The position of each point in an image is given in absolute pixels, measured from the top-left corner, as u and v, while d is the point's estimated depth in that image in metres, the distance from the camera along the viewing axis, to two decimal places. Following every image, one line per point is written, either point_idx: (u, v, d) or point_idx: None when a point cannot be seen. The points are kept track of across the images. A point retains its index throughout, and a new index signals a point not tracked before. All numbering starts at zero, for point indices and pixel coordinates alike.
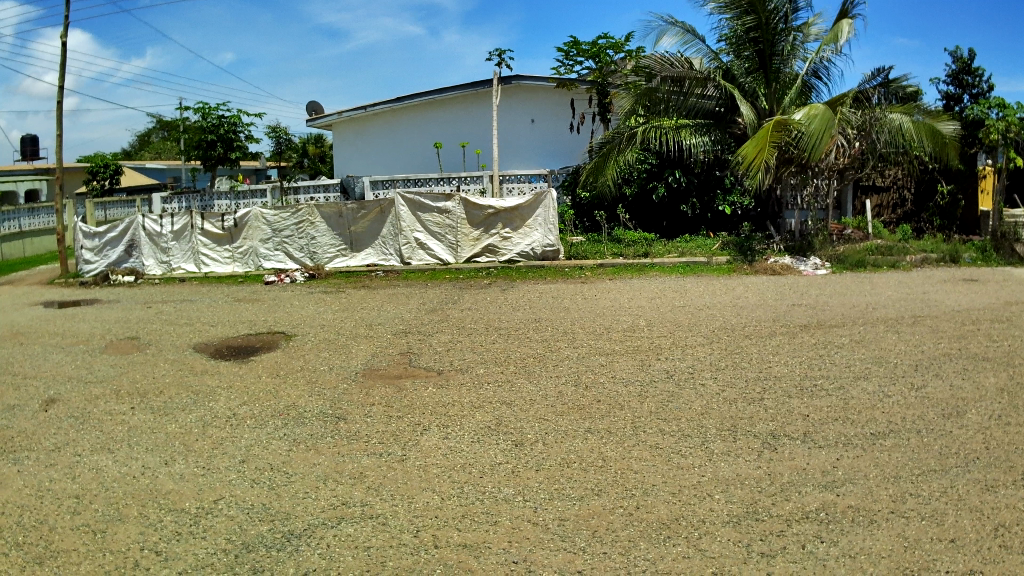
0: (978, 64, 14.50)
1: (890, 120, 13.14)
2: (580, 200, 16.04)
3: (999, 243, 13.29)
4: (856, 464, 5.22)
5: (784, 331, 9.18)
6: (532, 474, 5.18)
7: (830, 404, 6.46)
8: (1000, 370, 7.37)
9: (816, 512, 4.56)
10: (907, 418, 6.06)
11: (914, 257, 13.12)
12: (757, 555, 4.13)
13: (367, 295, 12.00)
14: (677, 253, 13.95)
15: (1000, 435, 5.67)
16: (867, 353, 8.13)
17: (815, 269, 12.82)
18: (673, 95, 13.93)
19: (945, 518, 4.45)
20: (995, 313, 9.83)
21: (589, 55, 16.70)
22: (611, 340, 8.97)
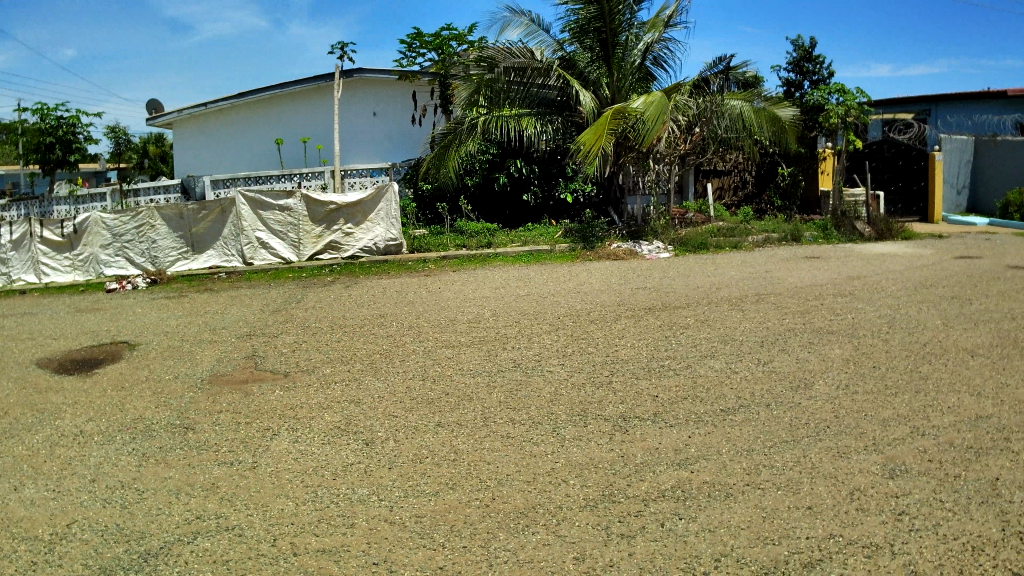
0: (819, 52, 15.03)
1: (731, 106, 13.43)
2: (421, 192, 15.73)
3: (840, 222, 13.85)
4: (708, 439, 5.32)
5: (628, 314, 9.31)
6: (386, 472, 5.08)
7: (678, 381, 6.61)
8: (842, 342, 7.62)
9: (672, 489, 4.62)
10: (756, 392, 6.23)
11: (756, 238, 13.55)
12: (616, 537, 4.15)
13: (210, 299, 11.61)
14: (505, 244, 13.95)
15: (855, 403, 5.88)
16: (713, 331, 8.31)
17: (657, 253, 13.09)
18: (514, 85, 14.03)
19: (803, 487, 4.58)
20: (833, 288, 10.24)
21: (430, 47, 16.46)
22: (458, 331, 8.93)
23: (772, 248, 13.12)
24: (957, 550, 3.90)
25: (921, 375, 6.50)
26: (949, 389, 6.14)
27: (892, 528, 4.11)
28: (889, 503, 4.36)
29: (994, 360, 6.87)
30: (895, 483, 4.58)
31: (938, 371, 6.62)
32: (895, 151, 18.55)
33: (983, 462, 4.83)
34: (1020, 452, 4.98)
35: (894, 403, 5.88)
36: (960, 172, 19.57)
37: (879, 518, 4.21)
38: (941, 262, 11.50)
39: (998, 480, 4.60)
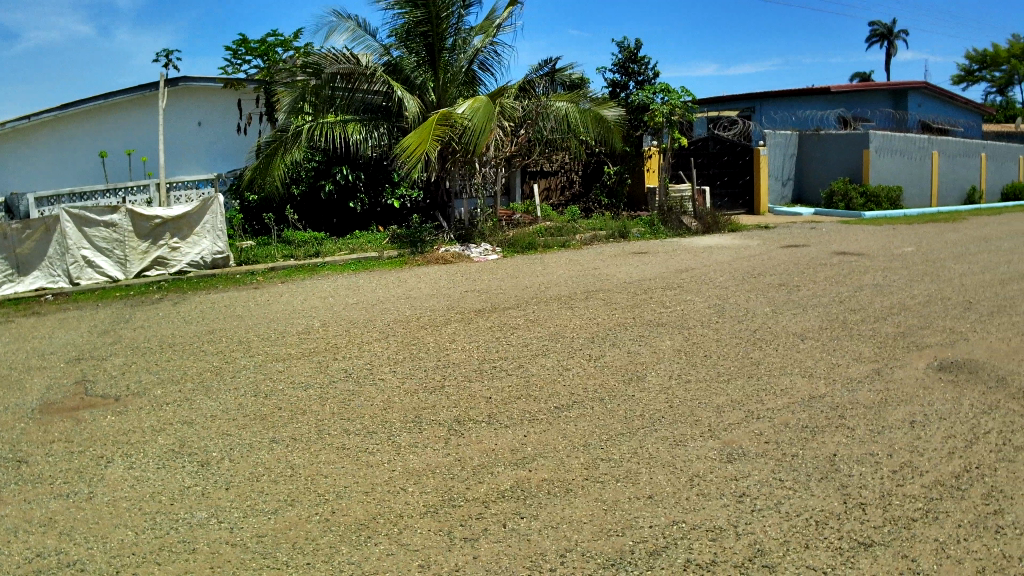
0: (644, 53, 15.45)
1: (556, 108, 13.66)
2: (247, 204, 15.38)
3: (667, 217, 14.33)
4: (543, 437, 5.40)
5: (458, 318, 9.38)
6: (223, 493, 4.83)
7: (511, 381, 6.70)
8: (673, 335, 7.85)
9: (511, 490, 4.63)
10: (589, 387, 6.38)
11: (584, 236, 13.83)
12: (460, 541, 4.10)
13: (38, 323, 11.00)
14: (334, 253, 13.79)
15: (693, 391, 6.11)
16: (543, 330, 8.46)
17: (484, 254, 13.22)
18: (339, 90, 13.88)
19: (647, 477, 4.69)
20: (663, 281, 10.57)
21: (256, 53, 16.14)
22: (288, 343, 8.78)
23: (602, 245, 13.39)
24: (800, 526, 4.06)
25: (751, 360, 6.81)
26: (782, 372, 6.43)
27: (736, 511, 4.23)
28: (732, 488, 4.50)
29: (819, 342, 7.23)
30: (737, 467, 4.76)
31: (770, 355, 6.93)
32: (721, 147, 19.35)
33: (820, 440, 5.08)
34: (854, 427, 5.27)
35: (730, 389, 6.11)
36: (784, 164, 20.29)
37: (721, 501, 4.35)
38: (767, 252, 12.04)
39: (836, 456, 4.85)
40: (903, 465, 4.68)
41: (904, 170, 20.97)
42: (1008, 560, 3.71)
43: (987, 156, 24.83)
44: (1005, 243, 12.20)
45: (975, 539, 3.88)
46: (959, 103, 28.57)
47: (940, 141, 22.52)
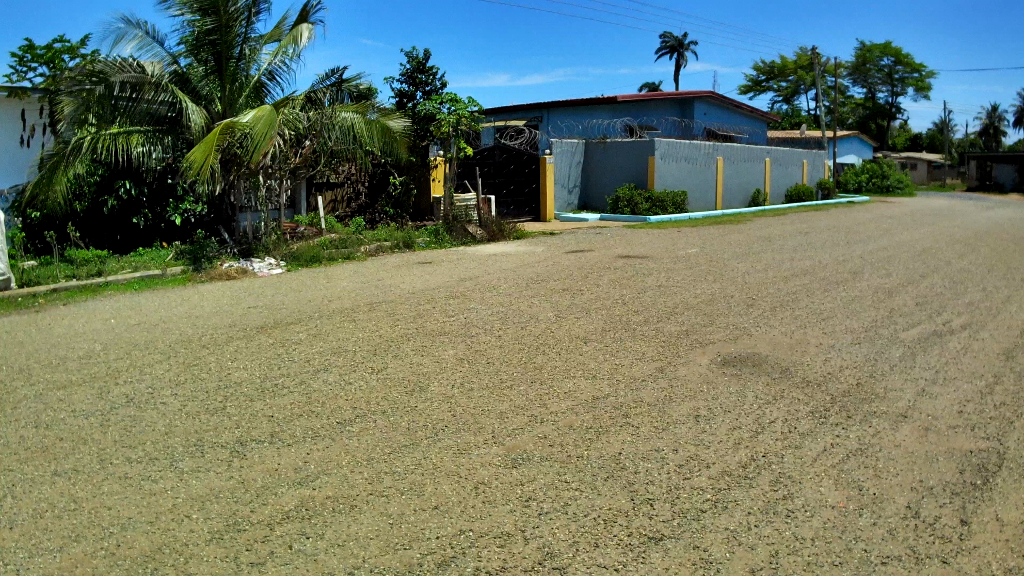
0: (431, 64, 15.48)
1: (342, 119, 13.11)
2: (32, 220, 12.79)
3: (451, 227, 14.50)
4: (328, 454, 4.31)
5: (240, 336, 7.68)
6: (6, 533, 3.54)
7: (294, 400, 5.30)
8: (431, 336, 7.14)
9: (298, 509, 3.66)
10: (372, 399, 5.24)
11: (368, 247, 13.51)
12: (249, 566, 3.21)
13: None
14: (109, 271, 11.97)
15: (470, 400, 5.19)
16: (324, 345, 6.98)
17: (269, 270, 12.22)
18: (120, 100, 11.26)
19: (424, 488, 3.85)
20: (447, 288, 10.08)
21: (40, 59, 15.09)
22: (71, 366, 7.72)
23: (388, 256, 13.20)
24: (588, 526, 3.45)
25: (533, 363, 6.13)
26: (566, 376, 5.73)
27: (521, 518, 3.54)
28: (514, 492, 3.79)
29: (602, 343, 6.74)
30: (520, 471, 4.02)
31: (555, 355, 6.39)
32: (506, 155, 19.40)
33: (605, 440, 4.41)
34: (638, 425, 4.64)
35: (511, 394, 5.30)
36: (570, 172, 20.70)
37: (504, 507, 3.64)
38: (554, 258, 12.10)
39: (622, 454, 4.21)
40: (689, 458, 4.14)
41: (690, 176, 22.00)
42: (802, 542, 3.27)
43: (771, 162, 26.21)
44: (781, 243, 12.83)
45: (767, 525, 3.42)
46: (743, 111, 29.70)
47: (724, 147, 23.54)
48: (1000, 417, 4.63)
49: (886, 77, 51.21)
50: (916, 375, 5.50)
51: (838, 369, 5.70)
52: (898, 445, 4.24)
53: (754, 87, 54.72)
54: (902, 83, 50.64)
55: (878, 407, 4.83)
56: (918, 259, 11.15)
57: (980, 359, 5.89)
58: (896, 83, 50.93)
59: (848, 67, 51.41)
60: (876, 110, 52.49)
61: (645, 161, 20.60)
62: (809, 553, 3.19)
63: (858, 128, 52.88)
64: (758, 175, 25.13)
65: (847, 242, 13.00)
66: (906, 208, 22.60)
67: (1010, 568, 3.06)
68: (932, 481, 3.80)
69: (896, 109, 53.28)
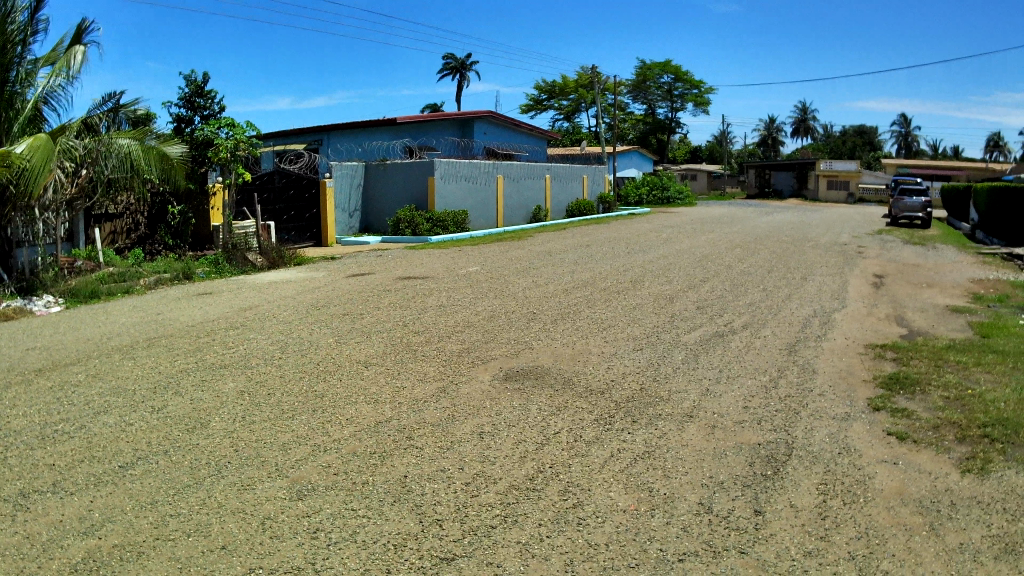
0: None
1: (119, 146, 10.75)
2: None
3: (230, 253, 11.96)
4: (108, 500, 3.59)
5: (10, 381, 5.93)
6: None
7: (73, 447, 4.28)
8: (185, 356, 6.14)
9: (83, 562, 3.06)
10: (149, 441, 4.29)
11: (147, 280, 10.63)
12: None
13: None
14: None
15: (243, 436, 4.32)
16: (107, 384, 5.50)
17: (47, 308, 9.55)
18: None
19: (208, 529, 3.29)
20: (236, 296, 9.34)
21: None
22: None
23: (176, 288, 10.40)
24: (377, 553, 3.09)
25: (305, 388, 5.20)
26: (344, 402, 4.89)
27: (308, 551, 3.10)
28: (300, 524, 3.31)
29: (379, 356, 6.06)
30: (304, 503, 3.50)
31: (332, 374, 5.54)
32: (286, 180, 15.32)
33: (390, 463, 3.93)
34: (422, 446, 4.17)
35: (289, 425, 4.49)
36: (349, 196, 17.54)
37: (290, 542, 3.17)
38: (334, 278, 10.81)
39: (408, 476, 3.78)
40: (474, 476, 3.80)
41: (474, 196, 19.10)
42: (596, 548, 3.15)
43: (550, 177, 22.90)
44: (567, 256, 13.03)
45: (559, 535, 3.25)
46: (526, 128, 26.01)
47: (504, 165, 20.33)
48: (786, 409, 4.83)
49: (664, 94, 53.63)
50: (699, 376, 5.54)
51: (620, 376, 5.51)
52: (685, 444, 4.27)
53: (534, 104, 55.32)
54: (681, 98, 52.98)
55: (662, 409, 4.82)
56: (698, 265, 11.61)
57: (762, 355, 6.12)
58: (673, 98, 53.28)
59: (628, 86, 52.81)
60: (654, 126, 54.17)
61: (424, 181, 17.70)
62: (604, 558, 3.08)
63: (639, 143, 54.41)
64: (548, 193, 22.69)
65: (625, 253, 13.28)
66: (686, 218, 23.47)
67: (809, 550, 3.16)
68: (723, 475, 3.85)
69: (675, 124, 55.42)
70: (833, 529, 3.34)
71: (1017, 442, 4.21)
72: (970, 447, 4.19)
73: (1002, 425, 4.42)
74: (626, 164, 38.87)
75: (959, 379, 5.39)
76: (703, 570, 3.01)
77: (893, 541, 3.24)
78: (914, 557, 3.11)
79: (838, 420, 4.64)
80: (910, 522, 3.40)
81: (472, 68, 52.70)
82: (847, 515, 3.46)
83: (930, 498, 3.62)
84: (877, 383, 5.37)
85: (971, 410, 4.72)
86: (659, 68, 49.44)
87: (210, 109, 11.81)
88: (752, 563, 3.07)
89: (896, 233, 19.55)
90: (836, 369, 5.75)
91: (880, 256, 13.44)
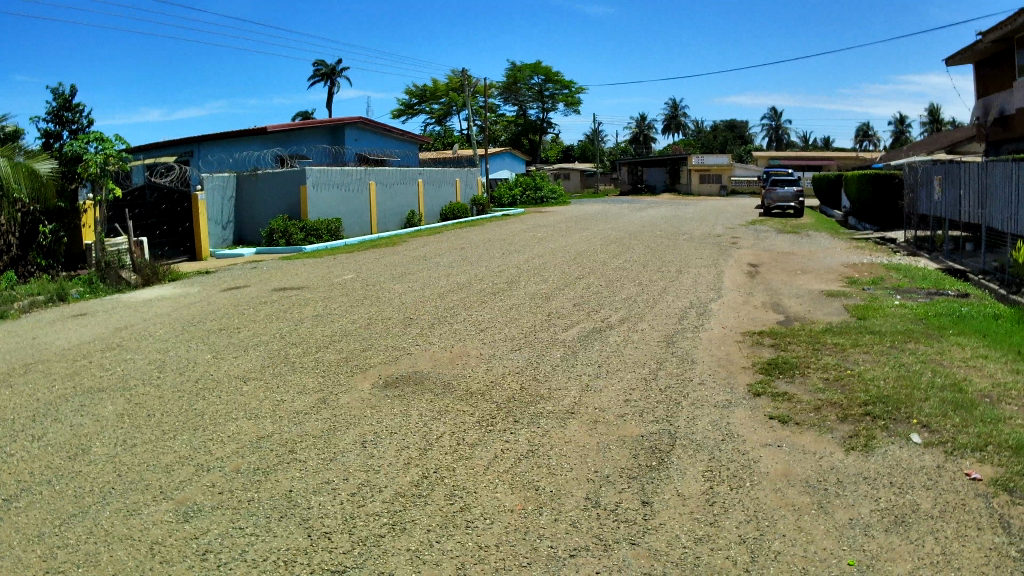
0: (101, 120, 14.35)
1: None
2: None
3: (104, 272, 11.61)
4: None
5: None
6: None
7: None
8: (60, 382, 5.93)
9: None
10: (28, 472, 4.13)
11: (21, 303, 10.18)
12: None
13: None
14: None
15: (124, 461, 4.20)
16: None
17: None
18: None
19: (97, 557, 3.19)
20: (114, 316, 9.08)
21: None
22: None
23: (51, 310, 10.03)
24: (268, 571, 3.03)
25: (186, 407, 5.08)
26: (224, 419, 4.80)
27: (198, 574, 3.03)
28: (189, 547, 3.24)
29: (257, 370, 5.96)
30: (191, 525, 3.42)
31: (213, 391, 5.42)
32: (157, 195, 15.06)
33: (273, 479, 3.87)
34: (305, 459, 4.12)
35: (168, 446, 4.38)
36: (223, 207, 17.28)
37: (180, 565, 3.10)
38: (211, 293, 10.61)
39: (293, 491, 3.72)
40: (359, 486, 3.77)
41: (346, 204, 18.92)
42: (486, 550, 3.16)
43: (423, 180, 22.84)
44: (442, 259, 13.07)
45: (448, 540, 3.25)
46: (397, 133, 26.00)
47: (377, 171, 20.18)
48: (666, 400, 4.91)
49: (535, 94, 54.04)
50: (579, 372, 5.60)
51: (500, 376, 5.54)
52: (569, 440, 4.30)
53: (406, 109, 55.08)
54: (551, 98, 53.60)
55: (544, 407, 4.85)
56: (573, 262, 11.74)
57: (641, 348, 6.21)
58: (544, 99, 53.83)
59: (499, 87, 53.09)
60: (526, 126, 54.55)
61: (296, 190, 17.49)
62: (495, 559, 3.08)
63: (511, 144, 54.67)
64: (422, 197, 22.60)
65: (502, 254, 13.34)
66: (563, 216, 23.77)
67: (699, 537, 3.22)
68: (608, 469, 3.89)
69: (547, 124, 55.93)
70: (721, 514, 3.40)
71: (897, 419, 4.35)
72: (851, 426, 4.31)
73: (881, 403, 4.56)
74: (499, 166, 39.02)
75: (837, 361, 5.54)
76: (596, 563, 3.04)
77: (781, 521, 3.32)
78: (803, 536, 3.19)
79: (719, 408, 4.74)
80: (797, 502, 3.49)
81: (344, 74, 52.16)
82: (734, 499, 3.54)
83: (815, 478, 3.72)
84: (756, 369, 5.50)
85: (852, 389, 4.86)
86: (530, 68, 49.87)
87: (78, 123, 11.49)
88: (643, 553, 3.11)
89: (769, 221, 20.06)
90: (715, 358, 5.86)
91: (755, 245, 13.77)
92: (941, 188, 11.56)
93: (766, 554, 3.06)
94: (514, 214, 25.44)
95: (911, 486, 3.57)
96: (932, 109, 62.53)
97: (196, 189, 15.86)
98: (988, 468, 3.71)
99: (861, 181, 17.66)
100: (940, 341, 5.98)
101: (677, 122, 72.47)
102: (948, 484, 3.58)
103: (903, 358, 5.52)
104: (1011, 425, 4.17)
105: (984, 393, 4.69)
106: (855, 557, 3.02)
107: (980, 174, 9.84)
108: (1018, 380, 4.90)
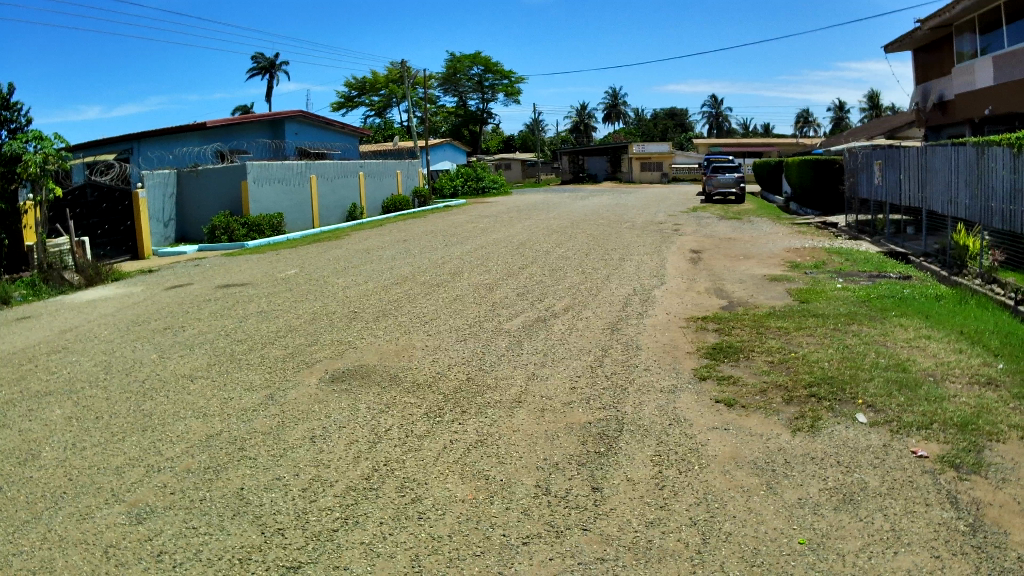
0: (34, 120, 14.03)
1: None
2: None
3: (46, 274, 11.45)
4: None
5: None
6: None
7: None
8: (3, 387, 5.83)
9: None
10: None
11: None
12: None
13: None
14: None
15: (73, 465, 4.15)
16: None
17: None
18: None
19: (52, 564, 3.15)
20: (57, 318, 8.92)
21: None
22: None
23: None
24: (224, 570, 3.02)
25: (133, 408, 5.02)
26: (171, 419, 4.75)
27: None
28: (142, 549, 3.21)
29: (203, 368, 5.90)
30: (145, 527, 3.39)
31: (159, 391, 5.36)
32: (97, 194, 14.68)
33: (225, 477, 3.85)
34: (256, 455, 4.10)
35: (119, 447, 4.34)
36: (164, 205, 17.09)
37: (135, 568, 3.07)
38: (153, 292, 10.47)
39: (244, 488, 3.70)
40: (311, 481, 3.76)
41: (288, 198, 18.77)
42: (440, 540, 3.16)
43: (365, 174, 22.75)
44: (386, 252, 13.02)
45: (402, 531, 3.25)
46: (338, 126, 25.84)
47: (318, 164, 20.06)
48: (613, 387, 4.94)
49: (475, 85, 53.96)
50: (525, 361, 5.61)
51: (446, 368, 5.53)
52: (517, 429, 4.32)
53: (345, 101, 54.65)
54: (492, 90, 53.49)
55: (490, 397, 4.87)
56: (517, 252, 11.75)
57: (586, 336, 6.25)
58: (485, 90, 53.69)
59: (439, 78, 52.85)
60: (467, 118, 54.44)
61: (237, 185, 17.32)
62: (449, 550, 3.09)
63: (453, 136, 54.50)
64: (363, 190, 22.47)
65: (445, 245, 13.32)
66: (507, 206, 23.79)
67: (650, 520, 3.25)
68: (557, 457, 3.91)
69: (487, 115, 55.80)
70: (672, 498, 3.43)
71: (843, 399, 4.42)
72: (797, 407, 4.37)
73: (826, 385, 4.63)
74: (439, 158, 38.90)
75: (781, 344, 5.61)
76: (549, 550, 3.05)
77: (732, 503, 3.36)
78: (754, 517, 3.23)
79: (666, 393, 4.78)
80: (746, 483, 3.53)
81: (282, 67, 51.62)
82: (684, 482, 3.57)
83: (764, 459, 3.76)
84: (701, 354, 5.55)
85: (796, 371, 4.93)
86: (471, 59, 49.75)
87: (16, 122, 11.30)
88: (595, 538, 3.13)
89: (711, 208, 20.22)
90: (660, 344, 5.91)
91: (697, 231, 13.89)
92: (881, 172, 11.72)
93: (717, 536, 3.10)
94: (456, 206, 25.39)
95: (859, 465, 3.63)
96: (868, 95, 63.45)
97: (138, 187, 15.66)
98: (934, 445, 3.78)
99: (802, 167, 17.85)
100: (882, 323, 6.07)
101: (618, 111, 72.75)
102: (895, 462, 3.64)
103: (847, 340, 5.59)
104: (954, 403, 4.26)
105: (927, 373, 4.77)
106: (806, 536, 3.07)
107: (918, 157, 9.99)
108: (958, 359, 4.99)
